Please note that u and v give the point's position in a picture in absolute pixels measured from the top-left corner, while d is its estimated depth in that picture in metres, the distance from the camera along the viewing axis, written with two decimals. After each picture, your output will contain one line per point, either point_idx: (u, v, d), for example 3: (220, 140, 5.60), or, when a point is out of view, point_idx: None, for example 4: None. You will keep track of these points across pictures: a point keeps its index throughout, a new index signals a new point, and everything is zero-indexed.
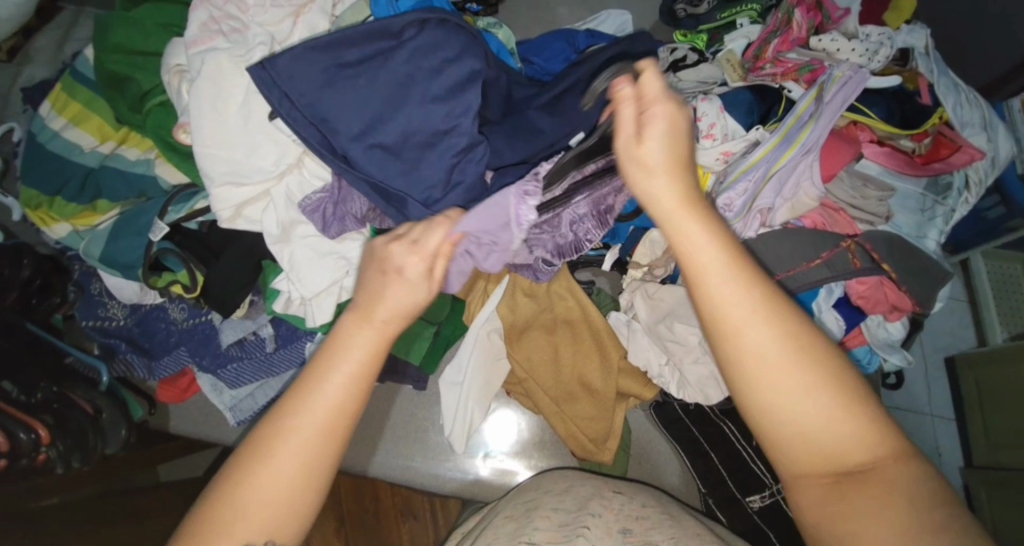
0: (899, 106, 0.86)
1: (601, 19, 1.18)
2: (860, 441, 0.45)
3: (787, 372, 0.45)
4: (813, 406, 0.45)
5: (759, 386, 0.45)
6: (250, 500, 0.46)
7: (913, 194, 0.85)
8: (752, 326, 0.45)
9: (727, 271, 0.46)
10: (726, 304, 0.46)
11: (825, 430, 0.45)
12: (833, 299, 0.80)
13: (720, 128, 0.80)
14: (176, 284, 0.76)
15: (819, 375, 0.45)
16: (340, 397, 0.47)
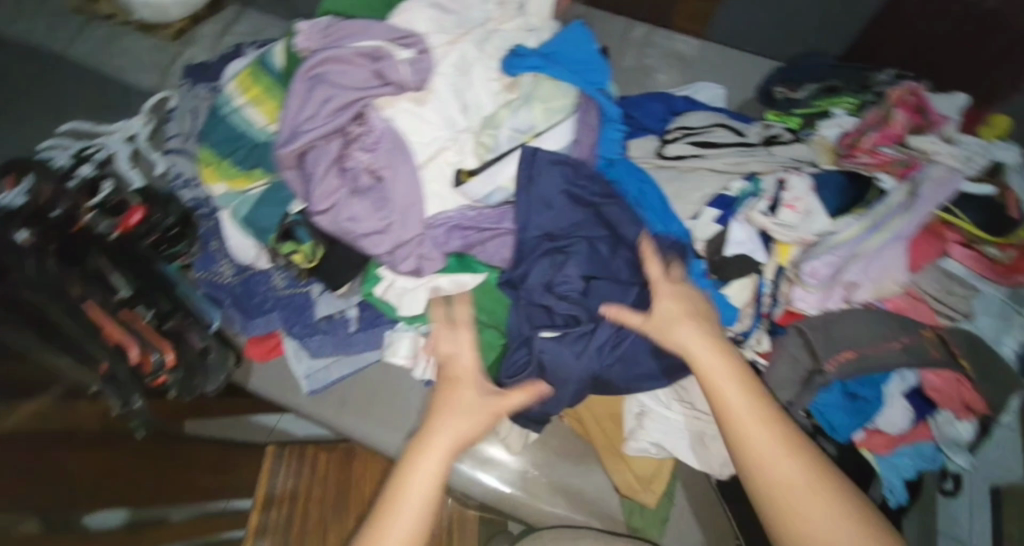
0: (992, 213, 0.88)
1: (695, 89, 1.37)
2: (847, 513, 0.64)
3: (803, 492, 0.65)
4: (805, 473, 0.66)
5: (790, 512, 0.65)
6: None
7: (995, 299, 0.87)
8: (756, 433, 0.69)
9: (737, 383, 0.71)
10: (780, 469, 0.67)
11: (814, 492, 0.65)
12: (904, 387, 0.80)
13: (804, 203, 0.89)
14: (296, 253, 0.85)
15: (788, 446, 0.68)
16: (423, 509, 0.72)
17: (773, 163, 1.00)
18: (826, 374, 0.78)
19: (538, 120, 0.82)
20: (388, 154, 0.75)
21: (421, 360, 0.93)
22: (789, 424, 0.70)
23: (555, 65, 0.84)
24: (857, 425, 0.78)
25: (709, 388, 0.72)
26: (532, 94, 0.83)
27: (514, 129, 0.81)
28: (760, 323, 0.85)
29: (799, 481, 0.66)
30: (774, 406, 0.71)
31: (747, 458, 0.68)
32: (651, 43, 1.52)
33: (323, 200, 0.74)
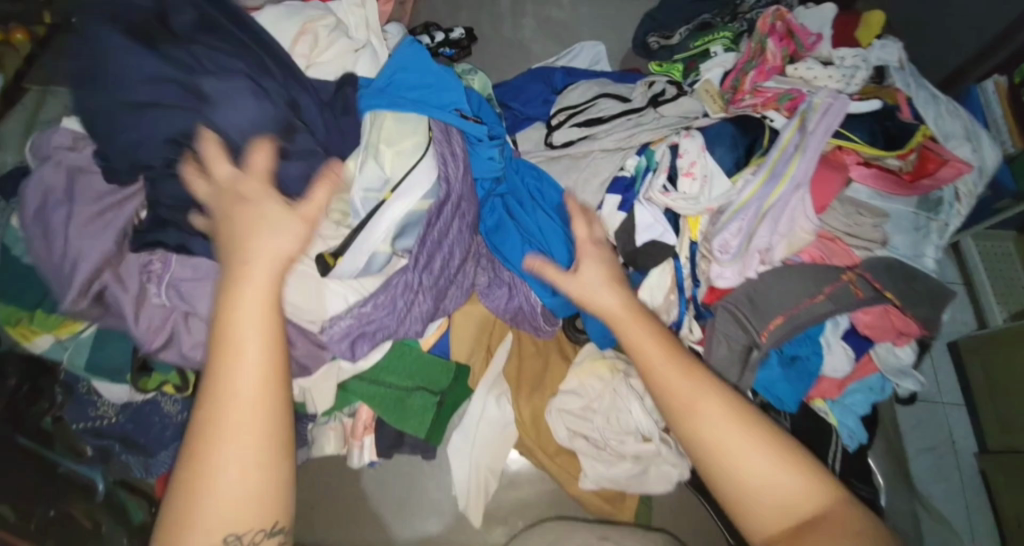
0: (885, 125, 0.85)
1: (574, 54, 1.28)
2: (805, 492, 0.60)
3: (753, 451, 0.61)
4: (767, 458, 0.61)
5: (720, 458, 0.62)
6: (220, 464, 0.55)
7: (906, 213, 0.85)
8: (711, 406, 0.63)
9: (704, 388, 0.64)
10: (713, 419, 0.62)
11: (775, 475, 0.60)
12: (840, 332, 0.78)
13: (701, 167, 0.83)
14: (167, 384, 0.82)
15: (756, 437, 0.62)
16: (250, 412, 0.55)
17: (663, 128, 0.94)
18: (762, 346, 0.74)
19: (388, 171, 0.73)
20: (199, 269, 0.72)
21: (354, 447, 0.87)
22: (703, 374, 0.65)
23: (393, 98, 0.76)
24: (805, 387, 0.75)
25: (670, 390, 0.64)
26: (375, 140, 0.74)
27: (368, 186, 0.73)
28: (686, 309, 0.81)
29: (735, 440, 0.62)
30: (727, 389, 0.65)
31: (706, 450, 0.62)
32: (521, 11, 1.40)
33: (153, 336, 0.73)
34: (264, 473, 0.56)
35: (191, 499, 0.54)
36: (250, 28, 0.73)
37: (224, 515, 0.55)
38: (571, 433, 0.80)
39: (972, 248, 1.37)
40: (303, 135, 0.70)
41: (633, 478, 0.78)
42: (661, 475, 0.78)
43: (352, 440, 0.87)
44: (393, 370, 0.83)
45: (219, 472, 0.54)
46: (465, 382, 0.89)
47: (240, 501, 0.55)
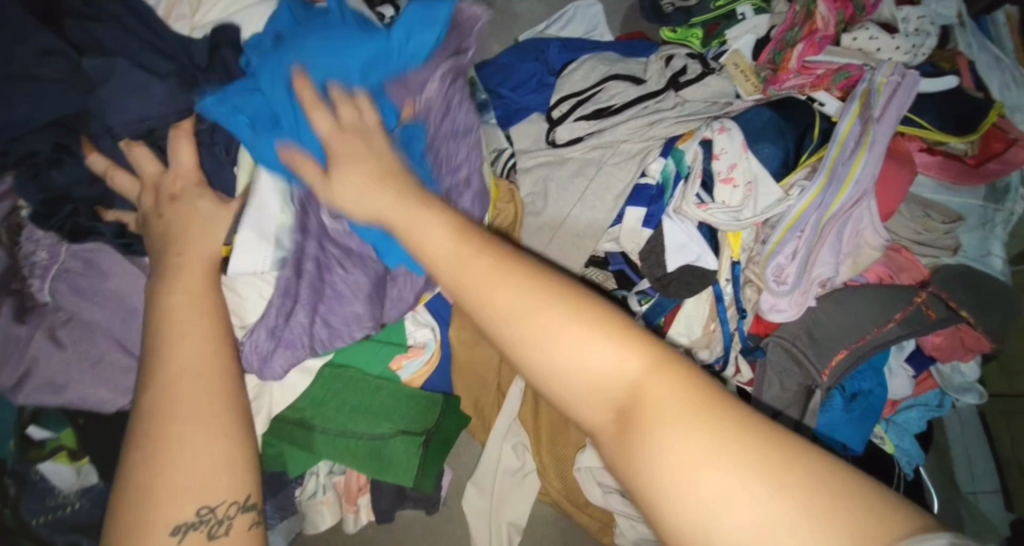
0: (954, 106, 0.73)
1: (568, 17, 1.08)
2: (623, 362, 0.36)
3: (544, 304, 0.38)
4: (601, 329, 0.37)
5: (522, 344, 0.38)
6: (166, 480, 0.41)
7: (974, 207, 0.74)
8: (556, 323, 0.37)
9: (438, 227, 0.43)
10: (512, 300, 0.39)
11: (594, 333, 0.37)
12: (904, 354, 0.69)
13: (742, 170, 0.70)
14: (63, 452, 0.67)
15: (583, 312, 0.38)
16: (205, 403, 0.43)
17: (691, 118, 0.78)
18: (825, 386, 0.64)
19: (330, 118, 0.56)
20: (75, 289, 0.59)
21: (349, 513, 0.77)
22: (545, 282, 0.40)
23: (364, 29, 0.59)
24: (871, 425, 0.66)
25: (469, 288, 0.40)
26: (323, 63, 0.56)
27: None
28: (732, 343, 0.68)
29: (562, 331, 0.37)
30: (556, 279, 0.40)
31: (539, 373, 0.38)
32: None
33: (5, 382, 0.57)
34: (239, 434, 0.44)
35: (156, 456, 0.41)
36: (146, 11, 0.61)
37: (187, 485, 0.41)
38: (606, 490, 0.71)
39: None
40: None
41: None
42: None
43: (347, 506, 0.77)
44: (348, 404, 0.72)
45: (172, 458, 0.41)
46: (457, 411, 0.79)
47: (201, 478, 0.42)
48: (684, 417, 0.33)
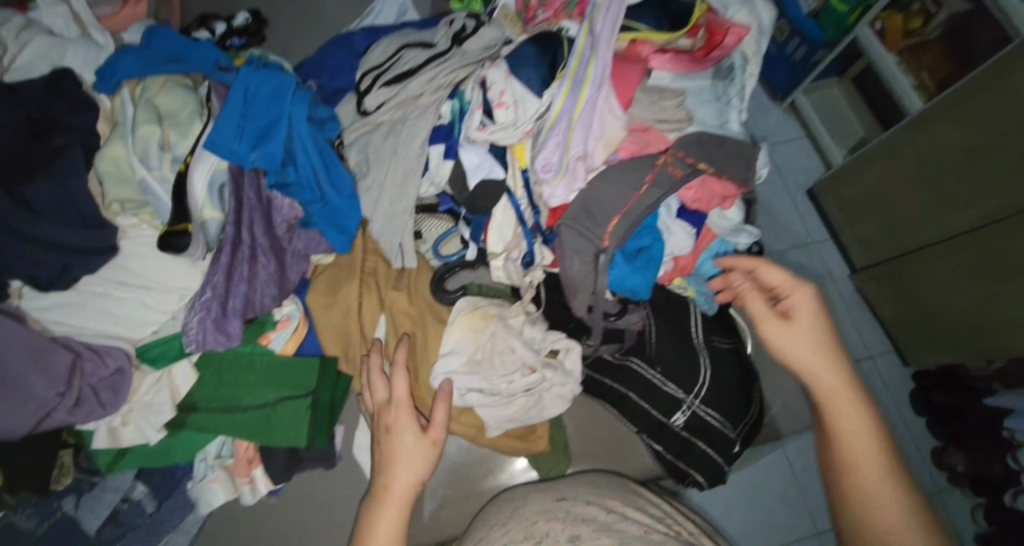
0: (665, 12, 0.89)
1: (376, 10, 1.20)
2: (793, 334, 0.67)
3: (797, 287, 0.70)
4: (812, 338, 0.66)
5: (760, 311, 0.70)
6: (393, 484, 0.65)
7: (705, 87, 0.90)
8: (770, 276, 0.72)
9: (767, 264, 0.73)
10: (776, 279, 0.72)
11: (800, 331, 0.67)
12: (672, 213, 0.83)
13: (510, 94, 0.80)
14: None
15: (804, 288, 0.70)
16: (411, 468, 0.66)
17: (469, 65, 0.89)
18: (608, 250, 0.77)
19: (175, 140, 0.73)
20: None
21: (244, 485, 0.80)
22: (793, 303, 0.69)
23: (166, 67, 0.77)
24: (654, 272, 0.79)
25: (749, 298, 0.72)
26: (150, 104, 0.74)
27: (149, 175, 0.70)
28: (534, 238, 0.82)
29: (805, 323, 0.68)
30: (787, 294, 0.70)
31: (784, 346, 0.67)
32: None
33: None
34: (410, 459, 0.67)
35: (393, 439, 0.68)
36: None
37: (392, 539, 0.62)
38: (464, 392, 0.81)
39: (806, 105, 1.59)
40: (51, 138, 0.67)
41: (530, 410, 0.82)
42: (558, 396, 0.82)
43: (240, 479, 0.80)
44: (228, 382, 0.78)
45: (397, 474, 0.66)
46: (334, 372, 0.84)
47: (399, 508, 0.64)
48: (810, 327, 0.67)
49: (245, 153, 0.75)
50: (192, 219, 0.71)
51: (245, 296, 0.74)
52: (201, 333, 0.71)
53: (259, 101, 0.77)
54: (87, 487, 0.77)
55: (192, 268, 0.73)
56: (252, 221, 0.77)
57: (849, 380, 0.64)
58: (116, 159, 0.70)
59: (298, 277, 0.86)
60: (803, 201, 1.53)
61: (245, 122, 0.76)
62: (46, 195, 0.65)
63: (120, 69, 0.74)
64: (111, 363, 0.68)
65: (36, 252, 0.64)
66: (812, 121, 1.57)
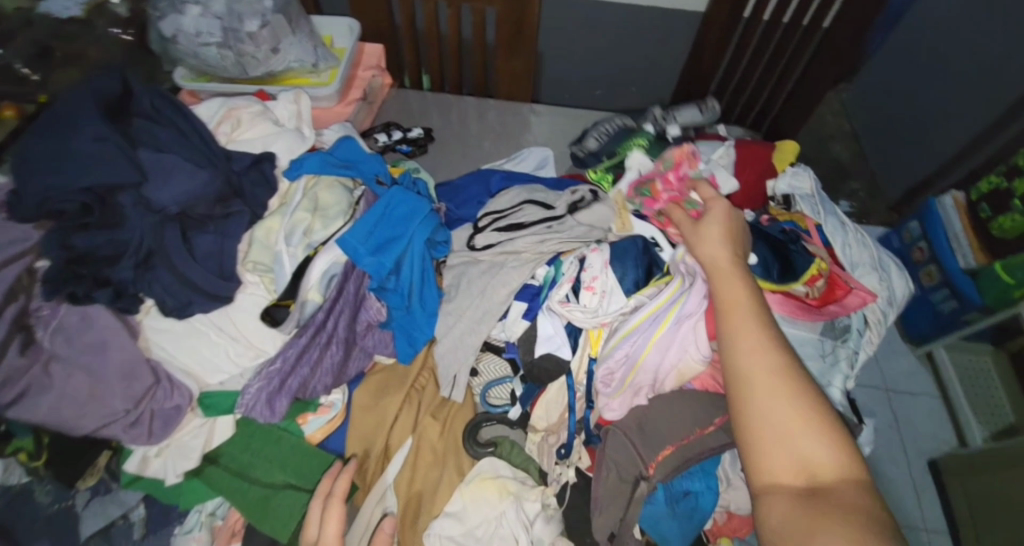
0: (777, 251, 0.89)
1: (521, 157, 1.36)
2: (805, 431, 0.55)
3: (787, 381, 0.58)
4: (812, 435, 0.55)
5: (730, 319, 0.65)
6: None
7: (810, 340, 0.85)
8: (743, 328, 0.63)
9: (751, 325, 0.63)
10: (757, 342, 0.62)
11: (811, 425, 0.55)
12: (739, 464, 0.75)
13: (601, 282, 0.84)
14: (20, 452, 0.77)
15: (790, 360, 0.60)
16: None
17: (574, 239, 0.92)
18: (650, 479, 0.70)
19: (316, 229, 0.86)
20: (66, 335, 0.72)
21: None
22: (810, 414, 0.56)
23: (337, 169, 0.93)
24: (692, 526, 0.71)
25: (727, 331, 0.64)
26: (313, 194, 0.89)
27: (285, 251, 0.83)
28: (575, 434, 0.82)
29: (782, 381, 0.59)
30: (807, 389, 0.58)
31: (736, 381, 0.60)
32: (484, 113, 1.53)
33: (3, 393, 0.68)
34: None
35: None
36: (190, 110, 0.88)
37: None
38: None
39: (946, 358, 1.36)
40: (231, 203, 0.84)
41: None
42: None
43: None
44: (252, 450, 0.81)
45: None
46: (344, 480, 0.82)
47: None
48: (799, 420, 0.56)
49: (364, 254, 0.85)
50: (297, 297, 0.81)
51: (299, 381, 0.79)
52: (251, 404, 0.76)
53: (393, 216, 0.89)
54: (101, 492, 0.82)
55: (276, 337, 0.81)
56: (335, 316, 0.84)
57: (791, 387, 0.58)
58: (269, 230, 0.85)
59: (355, 371, 0.90)
60: (922, 470, 1.27)
61: (375, 229, 0.87)
62: (206, 246, 0.80)
63: (306, 165, 0.91)
64: (174, 398, 0.74)
65: (175, 286, 0.77)
66: (952, 385, 1.34)
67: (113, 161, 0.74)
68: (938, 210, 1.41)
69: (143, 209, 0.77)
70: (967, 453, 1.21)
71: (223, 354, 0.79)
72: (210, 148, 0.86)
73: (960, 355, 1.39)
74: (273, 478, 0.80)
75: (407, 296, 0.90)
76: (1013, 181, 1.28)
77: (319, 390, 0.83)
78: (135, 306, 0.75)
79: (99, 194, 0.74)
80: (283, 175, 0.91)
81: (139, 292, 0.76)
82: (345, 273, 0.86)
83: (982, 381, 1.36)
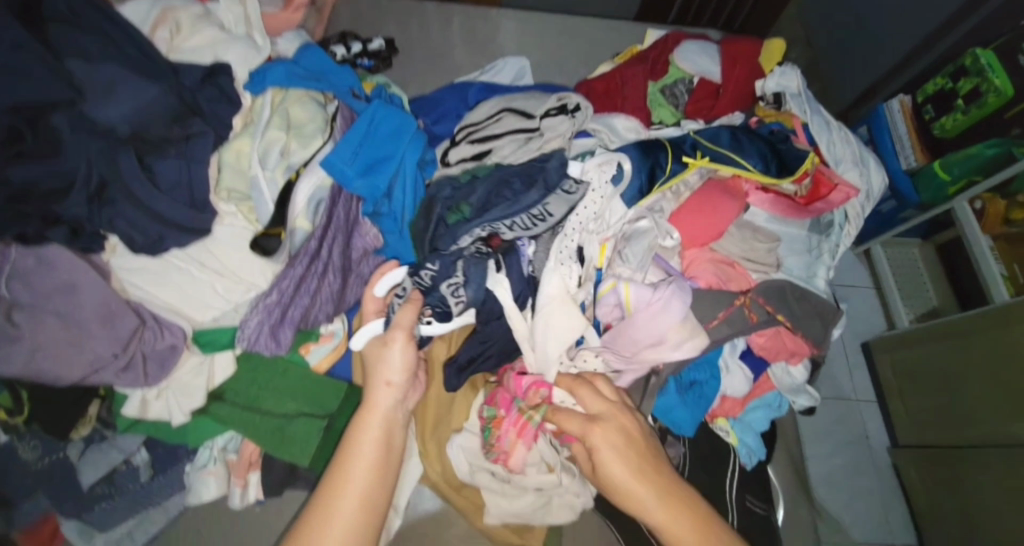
0: (773, 152, 0.90)
1: (497, 68, 1.27)
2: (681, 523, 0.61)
3: (646, 492, 0.63)
4: (668, 521, 0.62)
5: (632, 502, 0.63)
6: None
7: (799, 236, 0.89)
8: (608, 461, 0.64)
9: (608, 448, 0.64)
10: (617, 476, 0.63)
11: (670, 510, 0.62)
12: (737, 353, 0.81)
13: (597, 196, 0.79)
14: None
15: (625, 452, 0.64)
16: None
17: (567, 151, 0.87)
18: (661, 372, 0.76)
19: (294, 151, 0.78)
20: (22, 281, 0.63)
21: (236, 487, 0.79)
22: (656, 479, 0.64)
23: (305, 81, 0.83)
24: (702, 411, 0.77)
25: (610, 478, 0.63)
26: (284, 111, 0.80)
27: (261, 175, 0.75)
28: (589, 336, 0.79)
29: (658, 517, 0.62)
30: (677, 486, 0.64)
31: (621, 497, 0.63)
32: (449, 19, 1.38)
33: None
34: None
35: None
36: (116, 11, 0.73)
37: None
38: (474, 467, 0.80)
39: (881, 255, 1.51)
40: (193, 122, 0.73)
41: (537, 511, 0.78)
42: (565, 505, 0.79)
43: (235, 480, 0.79)
44: (261, 382, 0.78)
45: None
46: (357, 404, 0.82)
47: None
48: (665, 501, 0.62)
49: (353, 176, 0.79)
50: (287, 224, 0.75)
51: (301, 311, 0.76)
52: (253, 337, 0.73)
53: (378, 134, 0.82)
54: (96, 440, 0.78)
55: (266, 268, 0.76)
56: (329, 243, 0.79)
57: (660, 498, 0.63)
58: (239, 154, 0.75)
59: (354, 301, 0.86)
60: (854, 349, 1.49)
61: (360, 149, 0.80)
62: (171, 172, 0.71)
63: (270, 77, 0.80)
64: (166, 338, 0.68)
65: (143, 219, 0.68)
66: (885, 277, 1.50)
67: (32, 83, 0.64)
68: (884, 115, 1.45)
69: (85, 132, 0.66)
70: (898, 333, 1.38)
71: (210, 289, 0.73)
72: (151, 57, 0.73)
73: (893, 249, 1.52)
74: (283, 408, 0.79)
75: (400, 221, 0.85)
76: (958, 83, 1.28)
77: (321, 320, 0.80)
78: (98, 245, 0.68)
79: (27, 116, 0.64)
80: (245, 88, 0.80)
81: (100, 229, 0.68)
82: (337, 197, 0.80)
83: (909, 269, 1.50)
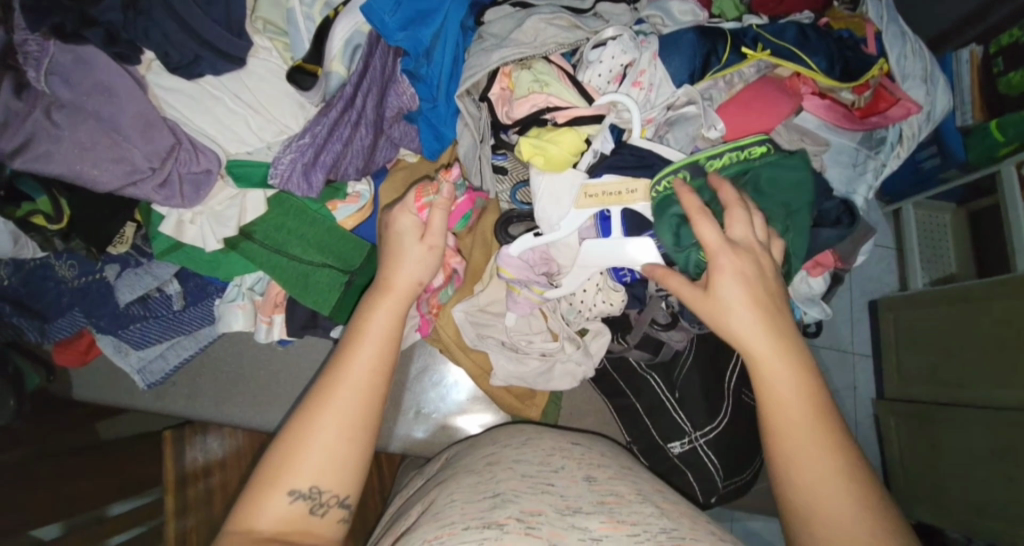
0: (840, 55, 0.83)
1: None
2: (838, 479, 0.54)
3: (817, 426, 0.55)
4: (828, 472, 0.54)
5: (777, 420, 0.56)
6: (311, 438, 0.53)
7: (847, 149, 0.86)
8: (774, 360, 0.57)
9: (788, 365, 0.56)
10: (783, 387, 0.56)
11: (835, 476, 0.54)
12: None
13: (649, 76, 0.76)
14: (37, 215, 0.69)
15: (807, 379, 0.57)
16: (362, 395, 0.55)
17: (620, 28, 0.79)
18: None
19: None
20: (65, 81, 0.63)
21: (262, 323, 0.84)
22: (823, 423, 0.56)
23: None
24: None
25: (776, 400, 0.57)
26: None
27: (299, 8, 0.70)
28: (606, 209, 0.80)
29: (811, 452, 0.55)
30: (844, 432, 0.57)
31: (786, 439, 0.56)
32: None
33: (5, 140, 0.62)
34: (352, 445, 0.55)
35: (312, 428, 0.53)
36: None
37: (326, 464, 0.53)
38: (482, 335, 0.84)
39: (911, 215, 1.39)
40: None
41: (540, 375, 0.83)
42: (567, 373, 0.84)
43: (261, 316, 0.84)
44: (287, 227, 0.79)
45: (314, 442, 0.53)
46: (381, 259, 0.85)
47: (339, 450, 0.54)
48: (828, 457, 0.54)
49: (394, 29, 0.71)
50: (322, 65, 0.72)
51: (332, 160, 0.75)
52: (286, 176, 0.73)
53: None
54: (131, 264, 0.82)
55: (299, 111, 0.75)
56: (363, 94, 0.75)
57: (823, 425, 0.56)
58: None
59: (382, 162, 0.86)
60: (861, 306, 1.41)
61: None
62: None
63: None
64: (202, 161, 0.71)
65: (180, 35, 0.65)
66: (909, 236, 1.39)
67: None
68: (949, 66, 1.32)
69: None
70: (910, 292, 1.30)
71: (243, 124, 0.73)
72: None
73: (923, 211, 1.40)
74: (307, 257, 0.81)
75: (438, 87, 0.78)
76: None
77: (350, 175, 0.79)
78: (135, 55, 0.66)
79: None
80: None
81: (136, 40, 0.65)
82: (376, 45, 0.75)
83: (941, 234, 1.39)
